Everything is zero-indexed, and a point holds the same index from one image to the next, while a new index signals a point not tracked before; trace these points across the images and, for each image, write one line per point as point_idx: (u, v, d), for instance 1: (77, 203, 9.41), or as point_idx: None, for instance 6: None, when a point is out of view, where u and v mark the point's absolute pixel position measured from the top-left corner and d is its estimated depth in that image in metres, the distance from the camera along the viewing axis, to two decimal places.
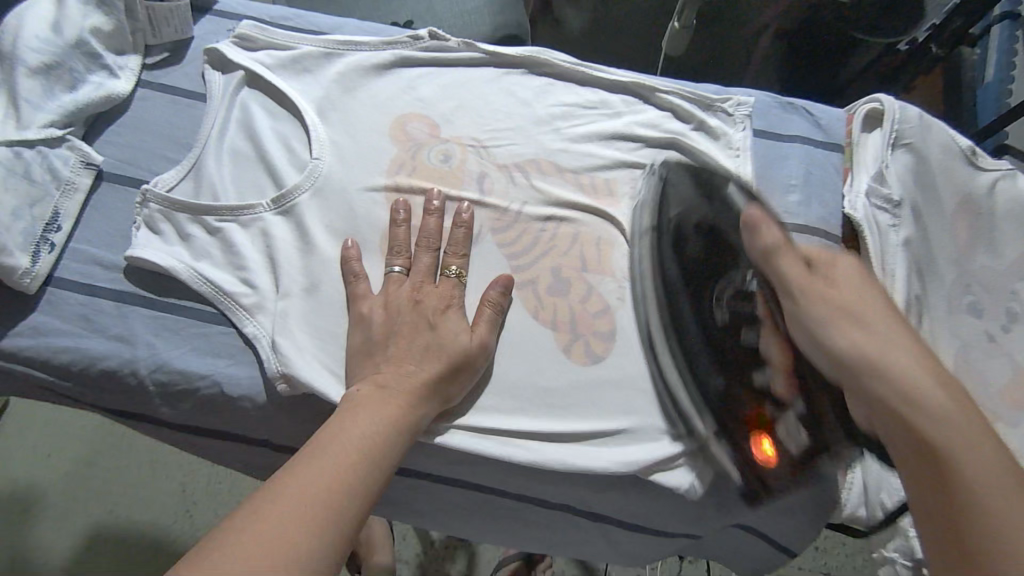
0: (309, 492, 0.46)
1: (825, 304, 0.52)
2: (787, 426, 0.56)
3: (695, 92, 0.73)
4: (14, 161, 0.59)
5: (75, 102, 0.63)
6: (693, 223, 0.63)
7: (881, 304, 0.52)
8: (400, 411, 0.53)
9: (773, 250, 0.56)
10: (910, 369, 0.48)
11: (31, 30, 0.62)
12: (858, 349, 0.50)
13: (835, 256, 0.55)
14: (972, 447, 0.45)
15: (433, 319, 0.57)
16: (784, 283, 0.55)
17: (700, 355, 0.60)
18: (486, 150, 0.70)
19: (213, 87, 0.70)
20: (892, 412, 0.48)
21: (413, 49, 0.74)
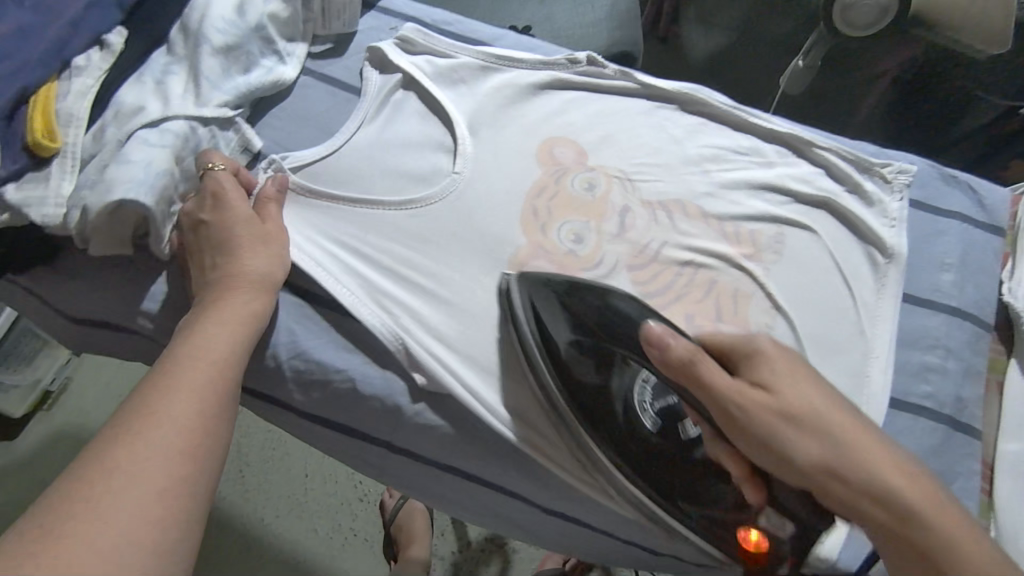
0: (194, 370, 0.50)
1: (766, 412, 0.47)
2: (769, 514, 0.51)
3: (853, 152, 0.70)
4: (191, 135, 0.61)
5: (247, 84, 0.65)
6: (575, 335, 0.58)
7: (808, 389, 0.47)
8: (245, 308, 0.55)
9: (696, 356, 0.49)
10: (875, 460, 0.45)
11: (218, 11, 0.64)
12: (829, 462, 0.46)
13: (749, 341, 0.50)
14: (942, 516, 0.44)
15: (203, 215, 0.58)
16: (716, 395, 0.49)
17: (648, 479, 0.55)
18: (631, 184, 0.69)
19: (370, 85, 0.71)
20: (888, 523, 0.45)
21: (569, 71, 0.73)
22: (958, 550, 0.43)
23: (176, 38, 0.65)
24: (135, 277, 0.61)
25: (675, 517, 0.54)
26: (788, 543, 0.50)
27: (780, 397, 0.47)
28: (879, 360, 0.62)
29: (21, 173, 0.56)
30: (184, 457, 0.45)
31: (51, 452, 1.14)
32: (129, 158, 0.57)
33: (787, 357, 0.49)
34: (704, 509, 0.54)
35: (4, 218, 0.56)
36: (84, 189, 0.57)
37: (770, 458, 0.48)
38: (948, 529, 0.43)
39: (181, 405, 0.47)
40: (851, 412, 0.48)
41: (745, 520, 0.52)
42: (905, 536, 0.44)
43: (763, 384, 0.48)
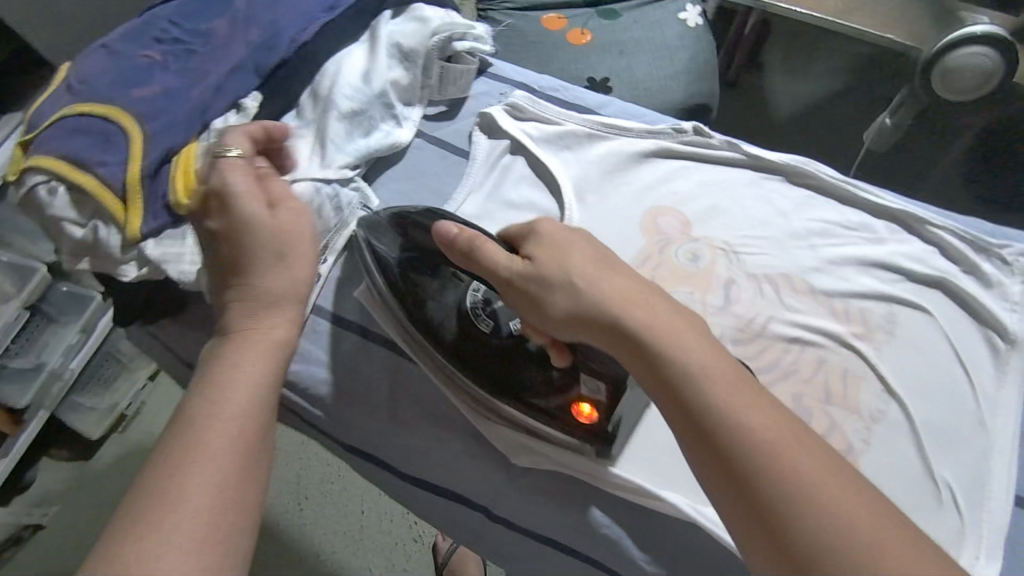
0: (214, 426, 0.45)
1: (527, 280, 0.51)
2: (586, 380, 0.55)
3: (971, 232, 0.68)
4: (313, 195, 0.63)
5: (368, 147, 0.68)
6: (405, 250, 0.62)
7: (571, 256, 0.51)
8: (269, 338, 0.51)
9: (480, 241, 0.54)
10: (652, 326, 0.45)
11: (346, 80, 0.68)
12: (587, 306, 0.48)
13: (533, 228, 0.54)
14: (713, 381, 0.42)
15: (213, 224, 0.54)
16: (495, 267, 0.53)
17: (487, 380, 0.58)
18: (736, 256, 0.69)
19: (477, 150, 0.73)
20: (658, 385, 0.44)
21: (675, 140, 0.75)
22: (766, 447, 0.39)
23: (306, 103, 0.69)
24: None
25: (533, 415, 0.57)
26: (610, 403, 0.55)
27: (539, 266, 0.51)
28: (1002, 455, 0.59)
29: (162, 229, 0.60)
30: (210, 529, 0.42)
31: (125, 470, 1.18)
32: None
33: (568, 236, 0.52)
34: (529, 395, 0.57)
35: (143, 270, 0.60)
36: None
37: (552, 325, 0.51)
38: (756, 425, 0.40)
39: (205, 467, 0.44)
40: (644, 287, 0.49)
41: (570, 399, 0.56)
42: (669, 395, 0.44)
43: (530, 257, 0.52)
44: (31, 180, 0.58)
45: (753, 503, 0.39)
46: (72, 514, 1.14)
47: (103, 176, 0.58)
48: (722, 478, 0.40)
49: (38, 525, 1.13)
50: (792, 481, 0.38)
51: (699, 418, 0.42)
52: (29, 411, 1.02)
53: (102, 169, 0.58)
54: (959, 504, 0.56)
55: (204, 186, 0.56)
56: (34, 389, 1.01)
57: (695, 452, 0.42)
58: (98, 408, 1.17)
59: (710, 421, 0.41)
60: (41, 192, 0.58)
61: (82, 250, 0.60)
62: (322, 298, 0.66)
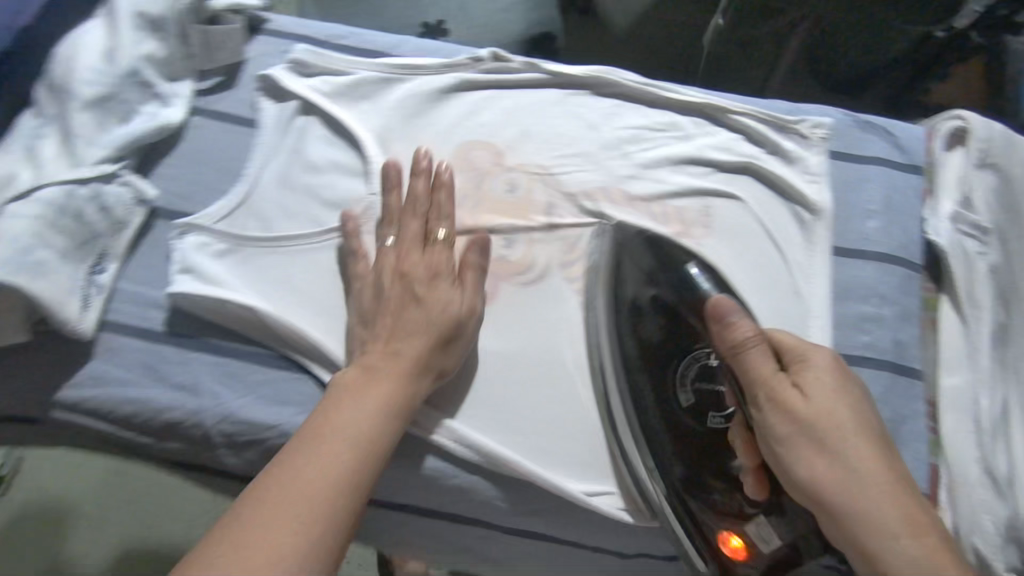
0: (334, 443, 0.49)
1: (791, 425, 0.49)
2: (761, 525, 0.54)
3: (769, 113, 0.70)
4: (66, 201, 0.57)
5: (127, 134, 0.61)
6: (650, 288, 0.59)
7: (845, 407, 0.50)
8: (395, 387, 0.53)
9: (745, 346, 0.52)
10: (868, 477, 0.48)
11: (84, 62, 0.60)
12: (799, 460, 0.49)
13: (805, 352, 0.52)
14: (919, 543, 0.46)
15: (417, 289, 0.57)
16: (751, 383, 0.51)
17: (671, 483, 0.56)
18: (552, 178, 0.68)
19: (264, 116, 0.68)
20: (833, 525, 0.49)
21: (474, 71, 0.71)
22: (920, 574, 0.45)
23: (42, 98, 0.60)
24: (41, 362, 0.59)
25: (669, 495, 0.56)
26: (769, 553, 0.54)
27: (812, 409, 0.49)
28: (819, 320, 0.61)
29: None
30: (314, 526, 0.46)
31: (17, 541, 1.02)
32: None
33: (835, 377, 0.51)
34: (704, 499, 0.56)
35: None
36: None
37: (781, 469, 0.51)
38: (891, 546, 0.46)
39: (313, 491, 0.47)
40: (868, 423, 0.50)
41: (733, 522, 0.55)
42: (841, 530, 0.49)
43: (802, 388, 0.50)
44: None
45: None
46: None
47: None
48: None
49: None
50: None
51: (882, 570, 0.47)
52: None
53: None
54: None
55: (392, 249, 0.60)
56: None
57: (869, 575, 0.48)
58: None
59: (884, 563, 0.47)
60: None
61: None
62: (113, 310, 0.61)
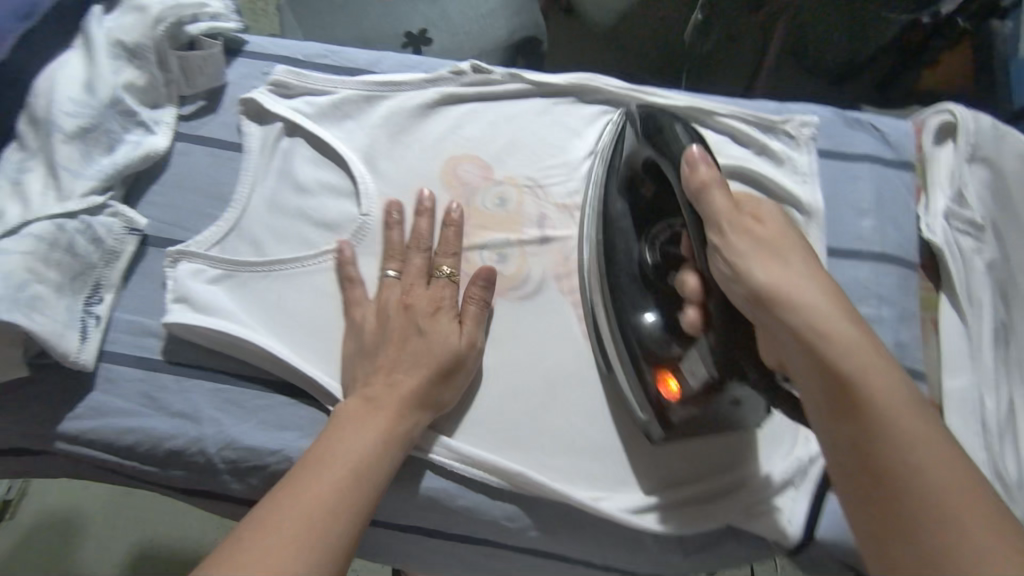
0: (328, 465, 0.49)
1: (748, 242, 0.48)
2: (689, 359, 0.56)
3: (755, 114, 0.69)
4: (58, 234, 0.56)
5: (115, 165, 0.61)
6: (643, 150, 0.60)
7: (796, 242, 0.49)
8: (400, 403, 0.53)
9: (707, 184, 0.51)
10: (807, 292, 0.45)
11: (64, 93, 0.59)
12: (766, 277, 0.46)
13: (759, 200, 0.51)
14: (879, 373, 0.42)
15: (421, 322, 0.57)
16: (707, 212, 0.51)
17: (621, 312, 0.60)
18: (543, 190, 0.68)
19: (250, 140, 0.67)
20: (796, 352, 0.44)
21: (456, 83, 0.70)
22: (877, 386, 0.42)
23: (23, 131, 0.60)
24: (35, 397, 0.58)
25: (615, 326, 0.60)
26: (698, 389, 0.55)
27: (765, 233, 0.49)
28: None
29: None
30: (303, 546, 0.45)
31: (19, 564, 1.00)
32: None
33: (781, 225, 0.50)
34: (641, 335, 0.59)
35: None
36: None
37: (739, 281, 0.48)
38: (849, 359, 0.43)
39: (301, 511, 0.46)
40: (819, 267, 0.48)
41: (667, 367, 0.57)
42: (803, 355, 0.44)
43: (759, 216, 0.50)
44: None
45: (852, 414, 0.42)
46: None
47: None
48: (844, 418, 0.42)
49: None
50: (881, 396, 0.41)
51: (842, 388, 0.42)
52: None
53: None
54: None
55: (394, 278, 0.60)
56: None
57: (812, 384, 0.44)
58: None
59: (854, 388, 0.42)
60: None
61: None
62: (108, 341, 0.60)
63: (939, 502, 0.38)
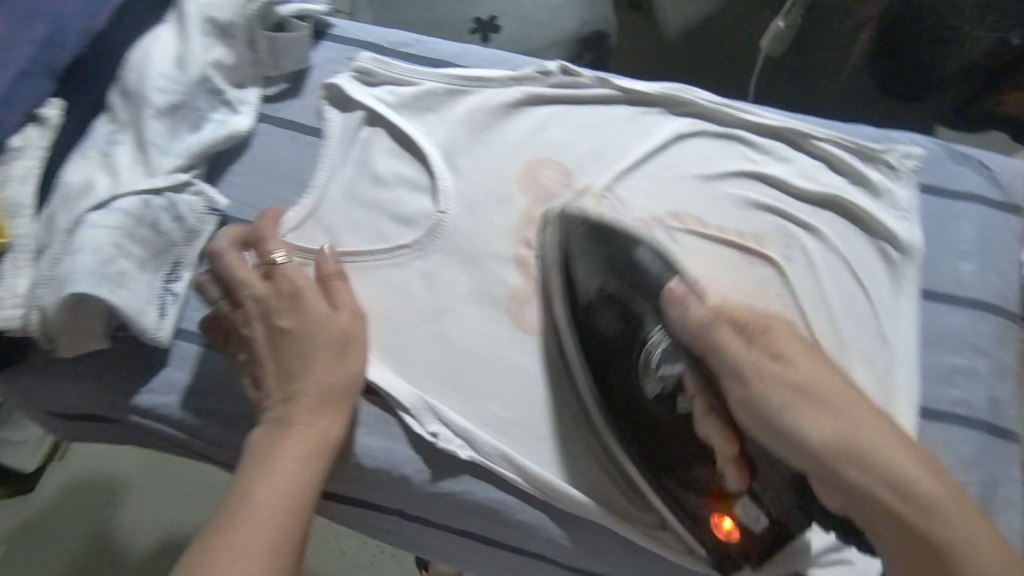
0: (259, 507, 0.49)
1: (785, 391, 0.48)
2: (747, 505, 0.53)
3: (854, 141, 0.66)
4: (144, 210, 0.57)
5: (200, 143, 0.61)
6: (602, 284, 0.60)
7: (826, 371, 0.49)
8: (317, 438, 0.52)
9: (710, 326, 0.52)
10: (865, 428, 0.47)
11: (157, 68, 0.60)
12: (823, 434, 0.47)
13: (767, 322, 0.51)
14: (946, 506, 0.45)
15: (281, 321, 0.55)
16: (734, 365, 0.51)
17: (642, 455, 0.56)
18: (621, 203, 0.65)
19: (331, 126, 0.66)
20: (869, 501, 0.46)
21: (542, 84, 0.68)
22: (949, 517, 0.44)
23: (116, 103, 0.60)
24: (115, 366, 0.59)
25: (649, 483, 0.56)
26: (763, 534, 0.53)
27: (800, 373, 0.49)
28: (904, 368, 0.59)
29: None
30: None
31: (66, 507, 1.06)
32: (78, 246, 0.53)
33: (807, 344, 0.51)
34: (677, 477, 0.55)
35: None
36: (40, 286, 0.53)
37: (786, 439, 0.49)
38: (918, 492, 0.45)
39: (241, 559, 0.47)
40: (852, 391, 0.49)
41: (721, 504, 0.54)
42: (869, 501, 0.46)
43: (777, 354, 0.50)
44: None
45: (931, 553, 0.44)
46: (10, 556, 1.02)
47: None
48: (920, 559, 0.44)
49: None
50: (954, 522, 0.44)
51: (915, 530, 0.44)
52: None
53: None
54: None
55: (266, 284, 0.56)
56: None
57: (884, 526, 0.46)
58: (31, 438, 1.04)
59: (927, 523, 0.44)
60: None
61: None
62: (186, 317, 0.61)
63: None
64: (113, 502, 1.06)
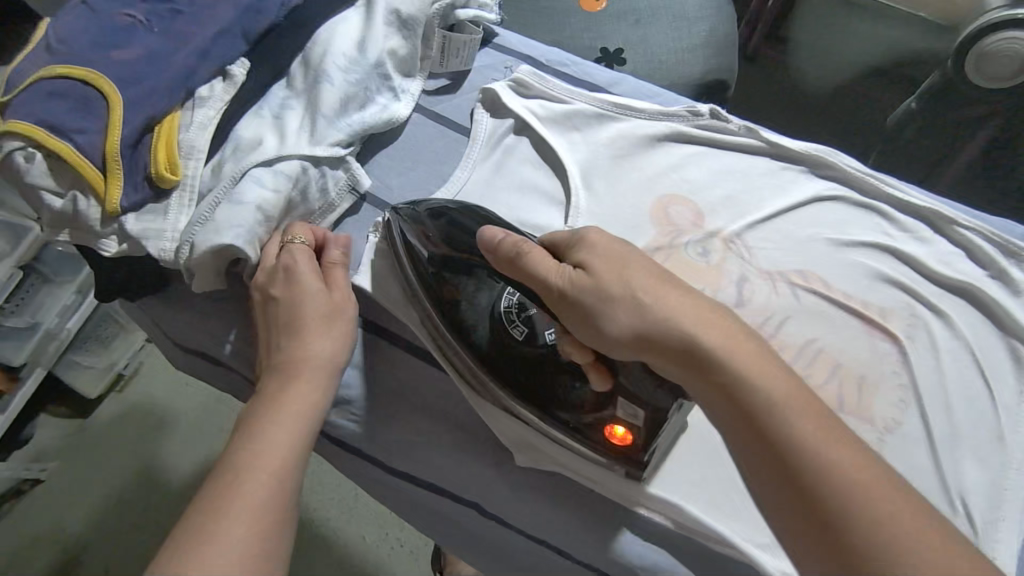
0: (260, 458, 0.48)
1: (584, 291, 0.47)
2: (623, 403, 0.50)
3: (1001, 234, 0.64)
4: (301, 175, 0.61)
5: (362, 123, 0.64)
6: (433, 256, 0.58)
7: (630, 267, 0.46)
8: (312, 403, 0.52)
9: (523, 248, 0.50)
10: (679, 312, 0.44)
11: (340, 48, 0.64)
12: (629, 325, 0.45)
13: (573, 232, 0.50)
14: (787, 406, 0.40)
15: (274, 290, 0.57)
16: (541, 281, 0.49)
17: (523, 393, 0.55)
18: (748, 252, 0.65)
19: (481, 128, 0.69)
20: (713, 400, 0.42)
21: (690, 124, 0.70)
22: (791, 415, 0.40)
23: (296, 73, 0.65)
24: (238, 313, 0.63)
25: (540, 419, 0.54)
26: (647, 427, 0.50)
27: (592, 276, 0.47)
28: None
29: (141, 204, 0.57)
30: (255, 540, 0.45)
31: (125, 436, 1.16)
32: (241, 199, 0.57)
33: (608, 241, 0.49)
34: (568, 410, 0.53)
35: (123, 246, 0.57)
36: (195, 225, 0.57)
37: (601, 340, 0.47)
38: (758, 388, 0.41)
39: (239, 506, 0.46)
40: (679, 287, 0.46)
41: (603, 418, 0.52)
42: (721, 400, 0.42)
43: (581, 264, 0.48)
44: (6, 145, 0.55)
45: (755, 432, 0.40)
46: (67, 474, 1.13)
47: (79, 143, 0.55)
48: (772, 469, 0.39)
49: (37, 480, 1.11)
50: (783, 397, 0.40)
51: (759, 429, 0.40)
52: (27, 370, 1.01)
53: (80, 137, 0.55)
54: (971, 523, 0.54)
55: (275, 259, 0.58)
56: (32, 346, 0.99)
57: (750, 448, 0.41)
58: (96, 367, 1.15)
59: (765, 421, 0.40)
60: (17, 159, 0.55)
61: (61, 222, 0.57)
62: None
63: (873, 511, 0.36)
64: (162, 440, 1.15)
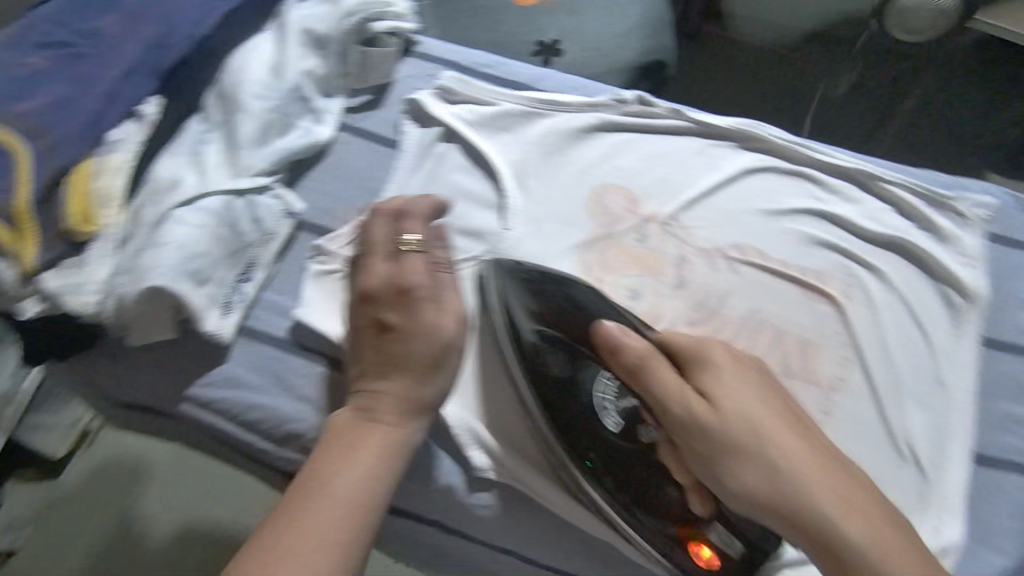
0: (331, 496, 0.47)
1: (703, 420, 0.48)
2: (718, 529, 0.52)
3: (924, 186, 0.66)
4: (226, 211, 0.59)
5: (285, 148, 0.64)
6: (544, 331, 0.57)
7: (748, 399, 0.48)
8: (397, 439, 0.51)
9: (646, 361, 0.51)
10: (797, 458, 0.47)
11: (253, 75, 0.64)
12: (761, 470, 0.47)
13: (703, 351, 0.51)
14: (868, 531, 0.45)
15: (386, 315, 0.53)
16: (672, 411, 0.50)
17: (612, 493, 0.54)
18: (684, 233, 0.66)
19: (408, 140, 0.69)
20: (788, 526, 0.47)
21: (617, 112, 0.71)
22: (861, 540, 0.45)
23: (211, 105, 0.64)
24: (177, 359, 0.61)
25: (615, 514, 0.54)
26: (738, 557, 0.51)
27: (722, 415, 0.47)
28: (961, 412, 0.58)
29: (59, 260, 0.56)
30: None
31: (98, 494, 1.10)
32: (163, 241, 0.56)
33: (726, 362, 0.50)
34: (657, 515, 0.54)
35: (43, 306, 0.56)
36: (120, 275, 0.56)
37: (713, 477, 0.49)
38: (831, 520, 0.45)
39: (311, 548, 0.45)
40: (774, 408, 0.49)
41: (690, 532, 0.52)
42: (797, 530, 0.46)
43: (704, 392, 0.49)
44: None
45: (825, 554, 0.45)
46: (41, 540, 1.07)
47: None
48: None
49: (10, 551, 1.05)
50: (860, 537, 0.45)
51: (832, 552, 0.45)
52: None
53: None
54: (921, 467, 0.57)
55: (388, 261, 0.56)
56: None
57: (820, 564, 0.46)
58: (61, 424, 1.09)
59: (833, 543, 0.45)
60: None
61: None
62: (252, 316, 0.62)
63: None
64: (138, 493, 1.10)
